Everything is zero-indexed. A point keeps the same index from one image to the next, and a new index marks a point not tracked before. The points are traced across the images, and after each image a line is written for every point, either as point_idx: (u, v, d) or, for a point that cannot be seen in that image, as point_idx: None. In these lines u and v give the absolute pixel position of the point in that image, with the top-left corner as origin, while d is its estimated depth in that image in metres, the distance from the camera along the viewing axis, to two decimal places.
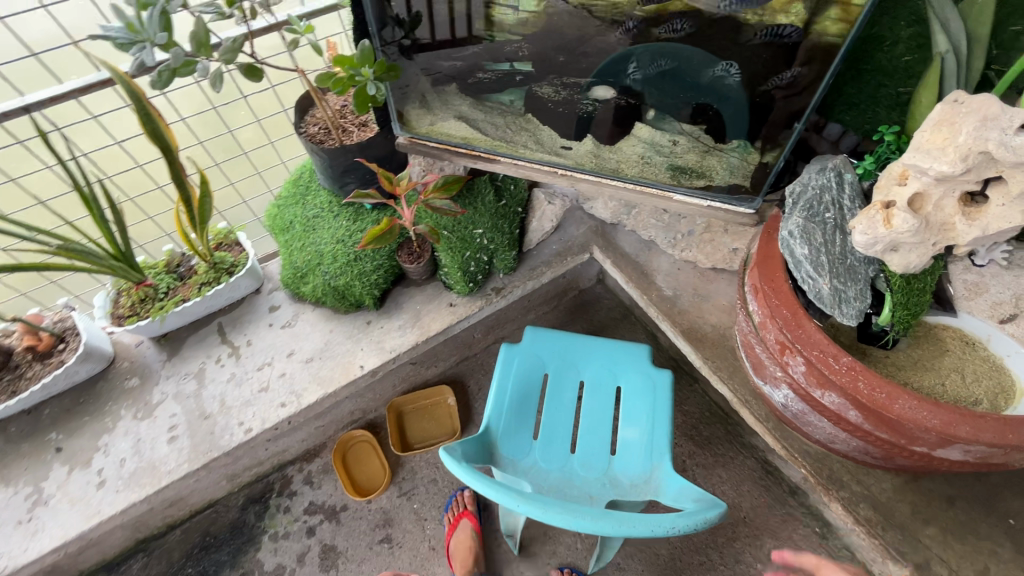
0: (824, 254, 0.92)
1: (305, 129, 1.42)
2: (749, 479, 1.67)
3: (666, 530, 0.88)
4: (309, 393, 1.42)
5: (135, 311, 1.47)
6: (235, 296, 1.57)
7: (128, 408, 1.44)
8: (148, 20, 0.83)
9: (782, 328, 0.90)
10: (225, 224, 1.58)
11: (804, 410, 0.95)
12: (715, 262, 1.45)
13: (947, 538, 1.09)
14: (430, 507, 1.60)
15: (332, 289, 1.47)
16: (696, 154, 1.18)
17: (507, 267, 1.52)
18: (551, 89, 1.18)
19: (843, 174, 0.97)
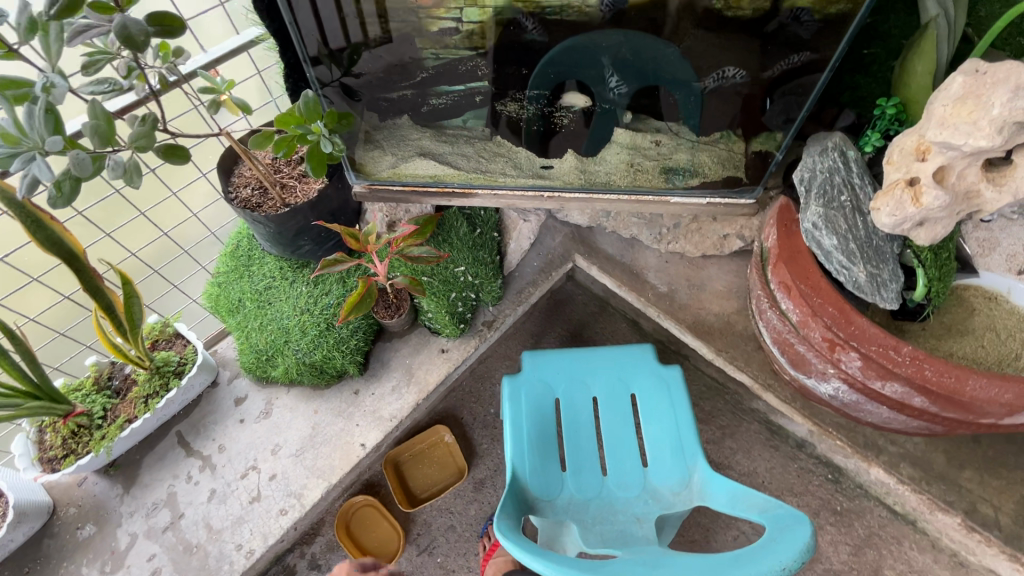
0: (852, 240, 0.88)
1: (235, 194, 1.21)
2: (757, 444, 1.48)
3: (778, 573, 0.82)
4: (310, 490, 1.25)
5: (70, 449, 1.22)
6: (190, 396, 1.34)
7: (92, 564, 1.21)
8: (30, 122, 0.64)
9: (831, 326, 0.87)
10: (156, 317, 1.34)
11: (858, 399, 0.93)
12: (704, 251, 1.41)
13: (983, 477, 1.14)
14: (455, 557, 1.42)
15: (307, 366, 1.29)
16: (684, 151, 1.12)
17: (495, 298, 1.39)
18: (517, 105, 1.06)
19: (845, 152, 0.94)
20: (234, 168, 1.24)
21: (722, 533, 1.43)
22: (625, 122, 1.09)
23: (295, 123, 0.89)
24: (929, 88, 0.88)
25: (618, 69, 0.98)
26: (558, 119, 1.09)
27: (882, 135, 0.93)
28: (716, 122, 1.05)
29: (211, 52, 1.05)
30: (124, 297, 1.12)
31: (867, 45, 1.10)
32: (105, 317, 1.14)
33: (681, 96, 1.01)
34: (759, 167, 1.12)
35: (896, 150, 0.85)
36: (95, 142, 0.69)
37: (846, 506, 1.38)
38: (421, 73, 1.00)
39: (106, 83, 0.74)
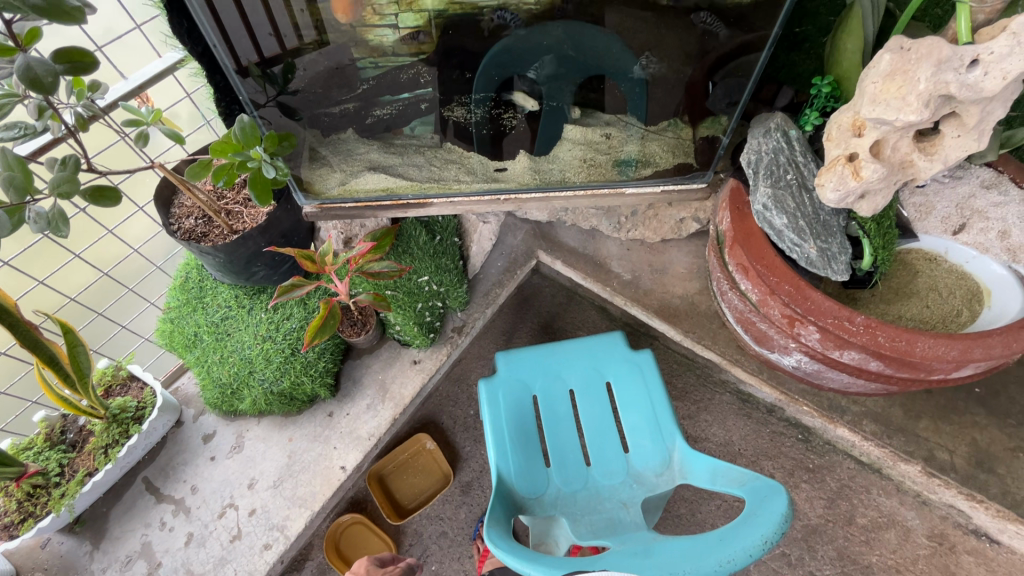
0: (801, 218, 0.91)
1: (177, 225, 1.15)
2: (730, 414, 1.52)
3: (760, 548, 0.85)
4: (293, 520, 1.22)
5: (28, 512, 1.14)
6: (153, 440, 1.28)
7: None
8: None
9: (788, 303, 0.90)
10: (106, 361, 1.27)
11: (819, 368, 0.97)
12: (663, 235, 1.44)
13: (938, 424, 1.21)
14: (450, 563, 1.40)
15: (275, 395, 1.25)
16: (633, 143, 1.13)
17: (462, 304, 1.38)
18: (463, 110, 1.04)
19: (788, 131, 0.96)
20: (173, 199, 1.18)
21: (705, 503, 1.48)
22: (574, 118, 1.09)
23: (232, 150, 0.85)
24: (859, 65, 0.92)
25: (564, 65, 0.98)
26: (506, 121, 1.08)
27: (820, 112, 0.96)
28: (664, 110, 1.06)
29: (132, 77, 1.00)
30: (67, 346, 1.04)
31: (798, 23, 1.13)
32: (48, 370, 1.06)
33: (623, 88, 1.02)
34: (708, 152, 1.14)
35: (834, 127, 0.89)
36: (11, 195, 0.64)
37: (817, 463, 1.44)
38: (360, 85, 0.96)
39: (15, 127, 0.68)
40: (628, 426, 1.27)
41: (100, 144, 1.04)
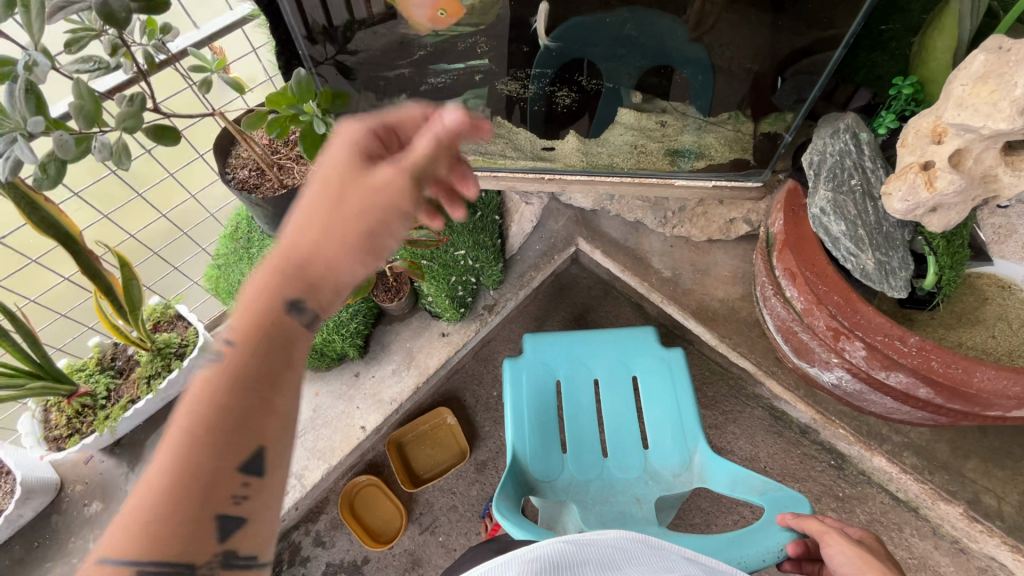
0: (861, 226, 0.86)
1: (232, 174, 1.20)
2: (760, 430, 1.47)
3: (775, 555, 0.84)
4: (310, 471, 1.26)
5: (75, 429, 1.23)
6: (192, 378, 1.35)
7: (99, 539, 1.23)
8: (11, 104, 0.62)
9: (798, 522, 0.83)
10: (157, 298, 1.34)
11: (861, 389, 0.91)
12: (710, 234, 1.38)
13: (989, 467, 1.12)
14: (457, 536, 1.42)
15: (307, 348, 1.29)
16: (690, 133, 1.10)
17: (496, 282, 1.39)
18: (518, 85, 1.01)
19: (858, 133, 0.90)
20: (231, 149, 1.23)
21: (722, 516, 1.43)
22: (634, 103, 1.05)
23: (286, 103, 0.89)
24: (949, 67, 0.85)
25: (624, 46, 0.92)
26: (559, 100, 1.04)
27: (897, 116, 0.91)
28: (727, 102, 1.01)
29: (203, 29, 1.03)
30: (122, 278, 1.10)
31: (885, 20, 1.03)
32: (105, 299, 1.13)
33: (684, 75, 0.97)
34: (765, 150, 1.09)
35: (910, 132, 0.82)
36: (80, 122, 0.68)
37: (848, 492, 1.37)
38: (417, 51, 0.93)
39: (92, 61, 0.73)
40: (650, 423, 1.23)
41: (168, 89, 1.08)
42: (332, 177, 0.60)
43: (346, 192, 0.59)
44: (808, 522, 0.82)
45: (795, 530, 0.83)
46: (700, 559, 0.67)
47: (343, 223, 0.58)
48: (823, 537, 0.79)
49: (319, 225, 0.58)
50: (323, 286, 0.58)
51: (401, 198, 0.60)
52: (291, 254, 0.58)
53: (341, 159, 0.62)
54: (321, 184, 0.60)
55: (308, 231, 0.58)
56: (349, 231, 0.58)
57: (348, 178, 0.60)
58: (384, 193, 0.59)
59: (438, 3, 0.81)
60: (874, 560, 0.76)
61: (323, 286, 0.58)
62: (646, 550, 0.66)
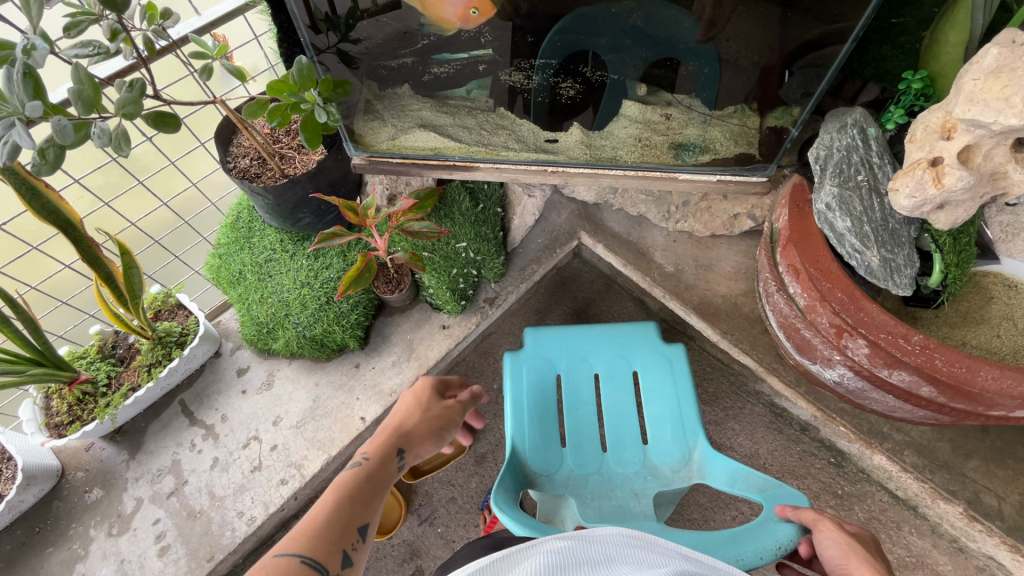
0: (866, 223, 0.85)
1: (234, 163, 1.19)
2: (760, 426, 1.46)
3: (773, 552, 0.83)
4: (310, 461, 1.26)
5: (76, 416, 1.23)
6: (192, 367, 1.35)
7: (100, 526, 1.23)
8: (9, 86, 0.61)
9: (796, 513, 0.85)
10: (158, 287, 1.34)
11: (863, 387, 0.90)
12: (714, 230, 1.37)
13: (990, 466, 1.12)
14: (455, 527, 1.42)
15: (307, 339, 1.29)
16: (695, 127, 1.08)
17: (497, 275, 1.38)
18: (522, 76, 1.00)
19: (865, 129, 0.89)
20: (232, 138, 1.22)
21: (720, 512, 1.43)
22: (639, 95, 1.04)
23: (288, 90, 0.89)
24: (960, 61, 0.84)
25: (630, 37, 0.91)
26: (563, 91, 1.03)
27: (906, 111, 0.89)
28: (733, 95, 1.00)
29: (205, 15, 1.02)
30: (122, 266, 1.09)
31: (896, 13, 1.02)
32: (105, 287, 1.13)
33: (689, 68, 0.96)
34: (771, 144, 1.08)
35: (919, 127, 0.81)
36: (79, 107, 0.67)
37: (847, 490, 1.37)
38: (419, 40, 0.92)
39: (91, 46, 0.72)
40: (650, 419, 1.23)
41: (170, 75, 1.08)
42: (418, 393, 0.90)
43: (427, 403, 0.88)
44: (805, 513, 0.83)
45: (793, 521, 0.84)
46: (696, 555, 0.66)
47: (428, 412, 0.87)
48: (816, 525, 0.80)
49: (413, 406, 0.87)
50: (417, 447, 0.82)
51: (458, 408, 0.90)
52: (395, 424, 0.84)
53: (421, 388, 0.91)
54: (408, 401, 0.89)
55: (408, 413, 0.86)
56: (430, 423, 0.86)
57: (427, 394, 0.89)
58: (447, 409, 0.89)
59: (472, 1, 0.83)
60: (863, 552, 0.76)
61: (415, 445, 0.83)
62: (642, 547, 0.67)
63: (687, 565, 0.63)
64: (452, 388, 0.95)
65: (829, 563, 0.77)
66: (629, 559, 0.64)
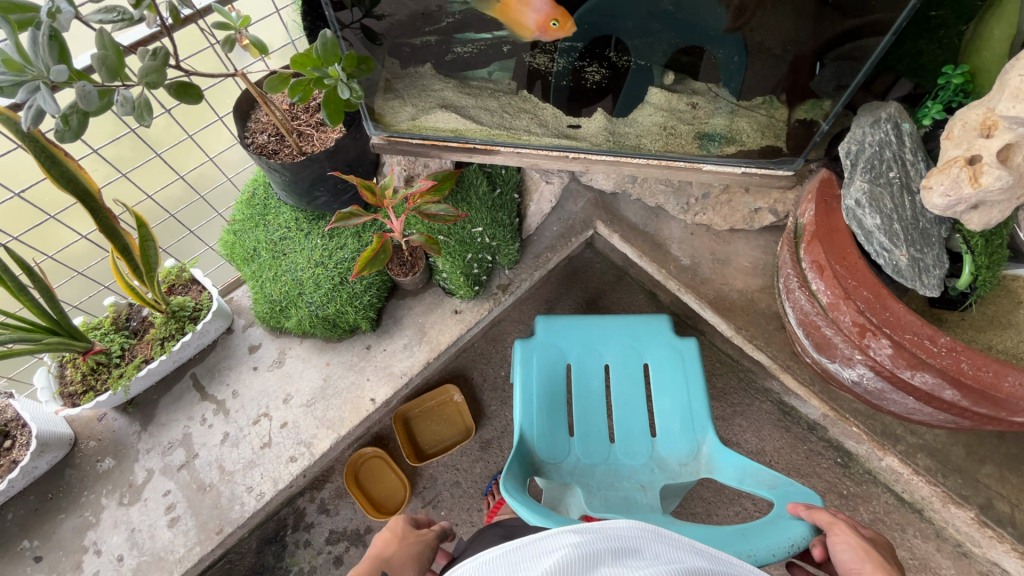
0: (896, 221, 0.83)
1: (252, 139, 1.18)
2: (768, 423, 1.45)
3: (786, 550, 0.82)
4: (320, 440, 1.27)
5: (89, 386, 1.24)
6: (205, 341, 1.35)
7: (111, 495, 1.25)
8: (33, 50, 0.60)
9: (809, 513, 0.84)
10: (173, 261, 1.34)
11: (882, 388, 0.89)
12: (733, 223, 1.35)
13: (1004, 473, 1.11)
14: (459, 511, 1.43)
15: (319, 318, 1.29)
16: (721, 117, 1.06)
17: (511, 262, 1.37)
18: (546, 58, 0.97)
19: (900, 124, 0.87)
20: (251, 113, 1.21)
21: (724, 507, 1.43)
22: (665, 84, 1.02)
23: (311, 65, 0.87)
24: (1005, 57, 0.82)
25: (660, 21, 0.88)
26: (588, 75, 1.00)
27: (944, 106, 0.87)
28: (761, 85, 0.97)
29: None
30: (139, 239, 1.09)
31: (935, 6, 0.98)
32: (122, 260, 1.13)
33: (719, 55, 0.93)
34: (800, 138, 1.06)
35: (957, 124, 0.79)
36: (103, 74, 0.66)
37: (853, 491, 1.36)
38: (444, 18, 0.90)
39: (115, 11, 0.70)
40: (659, 412, 1.22)
41: (191, 47, 1.06)
42: (395, 526, 0.97)
43: (404, 532, 0.95)
44: (819, 514, 0.83)
45: (805, 520, 0.84)
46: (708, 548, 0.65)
47: (405, 542, 0.94)
48: (831, 529, 0.80)
49: (392, 537, 0.94)
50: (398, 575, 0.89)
51: (433, 536, 0.97)
52: (376, 553, 0.91)
53: (398, 520, 0.98)
54: (386, 533, 0.95)
55: (386, 543, 0.93)
56: (407, 553, 0.92)
57: (405, 523, 0.96)
58: (423, 536, 0.96)
59: (553, 13, 0.86)
60: (878, 558, 0.75)
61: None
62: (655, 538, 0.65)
63: (700, 560, 0.61)
64: (424, 522, 1.02)
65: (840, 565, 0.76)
66: (645, 551, 0.62)
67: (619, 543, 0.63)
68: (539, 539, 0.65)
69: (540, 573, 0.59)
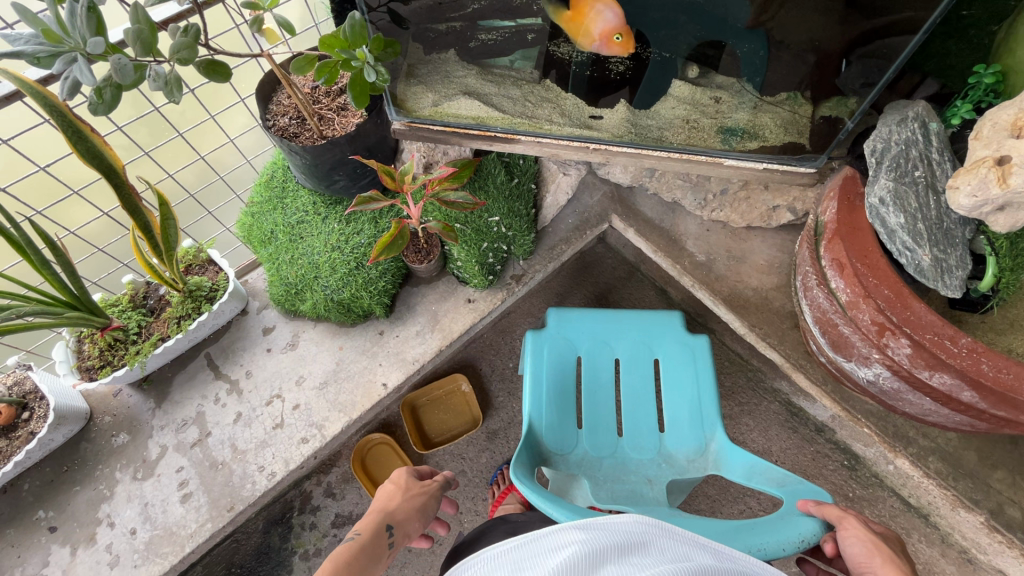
0: (921, 221, 0.82)
1: (273, 121, 1.19)
2: (775, 424, 1.45)
3: (796, 546, 0.80)
4: (331, 423, 1.28)
5: (107, 361, 1.26)
6: (220, 322, 1.36)
7: (125, 469, 1.27)
8: (72, 21, 0.62)
9: (820, 508, 0.83)
10: (191, 241, 1.35)
11: (898, 388, 0.89)
12: (750, 221, 1.35)
13: (1016, 479, 1.10)
14: (464, 500, 1.44)
15: (334, 303, 1.30)
16: (745, 112, 1.05)
17: (526, 253, 1.37)
18: (569, 48, 0.95)
19: (927, 123, 0.86)
20: (273, 95, 1.22)
21: (729, 505, 1.43)
22: (690, 77, 1.01)
23: (339, 47, 0.87)
24: None
25: (687, 14, 0.87)
26: (612, 66, 0.98)
27: (973, 106, 0.87)
28: (786, 81, 0.96)
29: None
30: (160, 217, 1.10)
31: (967, 5, 0.97)
32: (142, 237, 1.14)
33: (746, 50, 0.92)
34: (824, 135, 1.05)
35: (986, 125, 0.78)
36: (138, 49, 0.67)
37: (859, 494, 1.35)
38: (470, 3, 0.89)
39: None
40: (669, 407, 1.22)
41: (218, 27, 1.07)
42: (397, 480, 0.97)
43: (407, 484, 0.96)
44: (829, 509, 0.82)
45: (816, 516, 0.82)
46: (715, 544, 0.65)
47: (409, 493, 0.94)
48: (841, 523, 0.80)
49: (395, 489, 0.95)
50: (406, 525, 0.89)
51: (435, 487, 0.98)
52: (381, 505, 0.91)
53: (400, 474, 0.98)
54: (388, 486, 0.96)
55: (391, 496, 0.93)
56: (412, 503, 0.93)
57: (407, 477, 0.97)
58: (425, 488, 0.97)
59: (619, 28, 0.88)
60: (886, 550, 0.76)
61: (406, 524, 0.89)
62: (661, 535, 0.65)
63: (707, 556, 0.61)
64: (424, 475, 1.03)
65: (851, 559, 0.76)
66: (650, 547, 0.62)
67: (622, 536, 0.63)
68: (545, 536, 0.66)
69: (544, 568, 0.60)
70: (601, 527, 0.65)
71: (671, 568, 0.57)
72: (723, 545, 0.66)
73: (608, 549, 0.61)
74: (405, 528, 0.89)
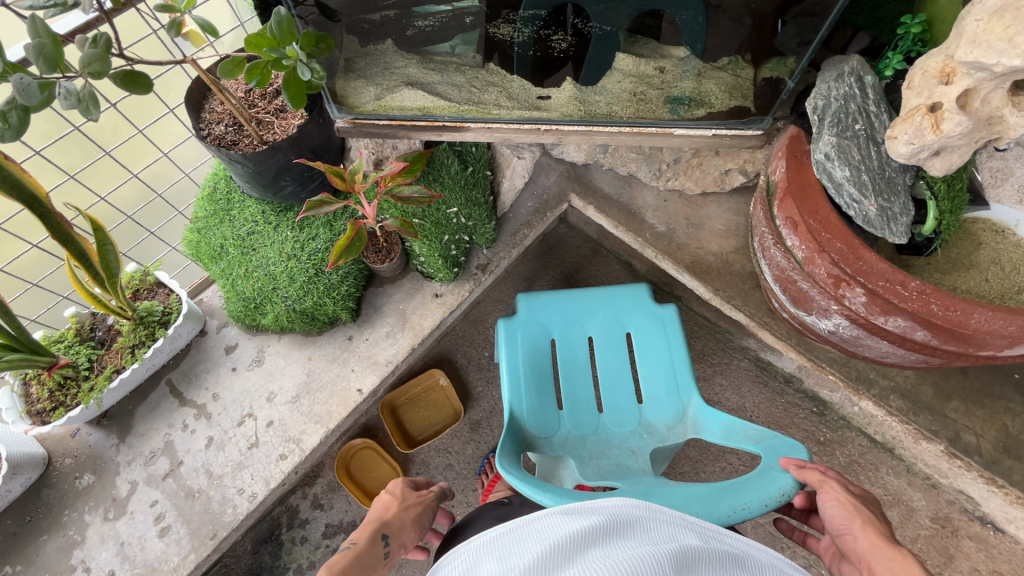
0: (864, 172, 0.85)
1: (207, 130, 1.12)
2: (746, 381, 1.50)
3: (777, 500, 0.82)
4: (308, 435, 1.25)
5: (59, 402, 1.18)
6: (178, 346, 1.31)
7: (95, 510, 1.21)
8: None
9: (800, 470, 0.83)
10: (135, 265, 1.28)
11: (858, 335, 0.92)
12: (705, 187, 1.37)
13: (969, 407, 1.17)
14: (454, 494, 1.44)
15: (296, 313, 1.26)
16: (689, 79, 1.06)
17: (489, 241, 1.36)
18: (509, 28, 0.96)
19: (863, 76, 0.89)
20: (204, 103, 1.16)
21: (710, 464, 1.48)
22: (633, 48, 1.01)
23: (267, 46, 0.83)
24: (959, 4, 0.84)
25: None
26: (554, 43, 0.99)
27: (904, 56, 0.90)
28: (726, 45, 0.97)
29: None
30: (97, 244, 1.02)
31: None
32: (80, 267, 1.06)
33: (682, 16, 0.93)
34: (768, 96, 1.06)
35: (918, 74, 0.80)
36: (42, 66, 0.61)
37: (829, 438, 1.42)
38: None
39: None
40: (644, 378, 1.24)
41: (134, 32, 1.01)
42: (393, 490, 0.96)
43: (403, 494, 0.95)
44: (809, 472, 0.83)
45: (794, 475, 0.83)
46: (699, 525, 0.67)
47: (406, 502, 0.93)
48: (821, 486, 0.81)
49: (391, 499, 0.93)
50: (401, 536, 0.88)
51: (431, 497, 0.98)
52: (377, 514, 0.90)
53: (395, 486, 0.98)
54: (385, 496, 0.95)
55: (388, 504, 0.92)
56: (408, 513, 0.92)
57: (403, 487, 0.96)
58: (422, 498, 0.96)
59: None
60: (865, 512, 0.78)
61: (401, 535, 0.88)
62: (647, 515, 0.65)
63: (692, 539, 0.62)
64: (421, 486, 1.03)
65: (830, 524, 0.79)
66: (637, 529, 0.63)
67: (606, 517, 0.63)
68: (533, 519, 0.65)
69: (533, 550, 0.59)
70: (590, 511, 0.65)
71: (657, 549, 0.58)
72: (707, 525, 0.68)
73: (597, 530, 0.61)
74: (401, 539, 0.87)
